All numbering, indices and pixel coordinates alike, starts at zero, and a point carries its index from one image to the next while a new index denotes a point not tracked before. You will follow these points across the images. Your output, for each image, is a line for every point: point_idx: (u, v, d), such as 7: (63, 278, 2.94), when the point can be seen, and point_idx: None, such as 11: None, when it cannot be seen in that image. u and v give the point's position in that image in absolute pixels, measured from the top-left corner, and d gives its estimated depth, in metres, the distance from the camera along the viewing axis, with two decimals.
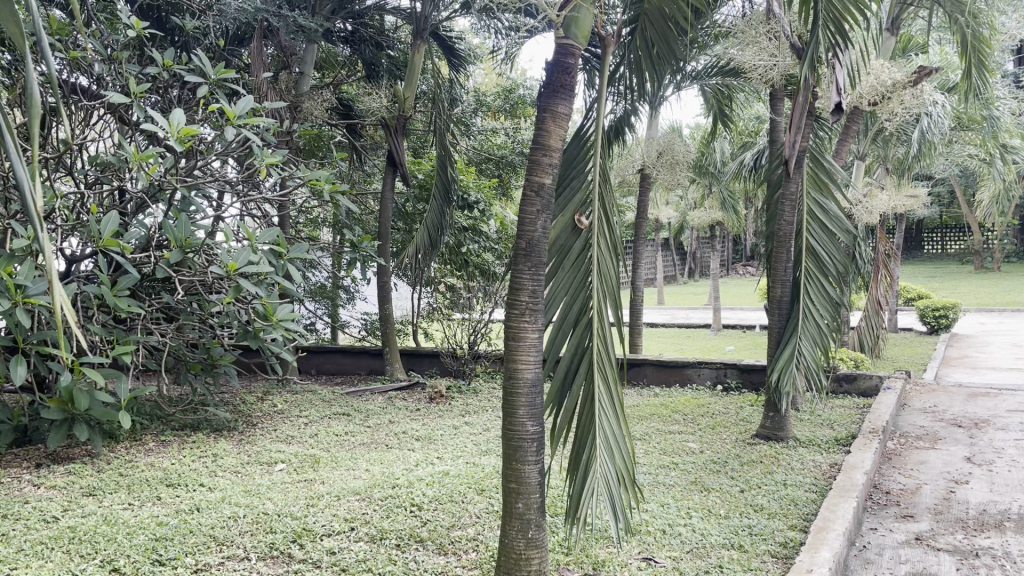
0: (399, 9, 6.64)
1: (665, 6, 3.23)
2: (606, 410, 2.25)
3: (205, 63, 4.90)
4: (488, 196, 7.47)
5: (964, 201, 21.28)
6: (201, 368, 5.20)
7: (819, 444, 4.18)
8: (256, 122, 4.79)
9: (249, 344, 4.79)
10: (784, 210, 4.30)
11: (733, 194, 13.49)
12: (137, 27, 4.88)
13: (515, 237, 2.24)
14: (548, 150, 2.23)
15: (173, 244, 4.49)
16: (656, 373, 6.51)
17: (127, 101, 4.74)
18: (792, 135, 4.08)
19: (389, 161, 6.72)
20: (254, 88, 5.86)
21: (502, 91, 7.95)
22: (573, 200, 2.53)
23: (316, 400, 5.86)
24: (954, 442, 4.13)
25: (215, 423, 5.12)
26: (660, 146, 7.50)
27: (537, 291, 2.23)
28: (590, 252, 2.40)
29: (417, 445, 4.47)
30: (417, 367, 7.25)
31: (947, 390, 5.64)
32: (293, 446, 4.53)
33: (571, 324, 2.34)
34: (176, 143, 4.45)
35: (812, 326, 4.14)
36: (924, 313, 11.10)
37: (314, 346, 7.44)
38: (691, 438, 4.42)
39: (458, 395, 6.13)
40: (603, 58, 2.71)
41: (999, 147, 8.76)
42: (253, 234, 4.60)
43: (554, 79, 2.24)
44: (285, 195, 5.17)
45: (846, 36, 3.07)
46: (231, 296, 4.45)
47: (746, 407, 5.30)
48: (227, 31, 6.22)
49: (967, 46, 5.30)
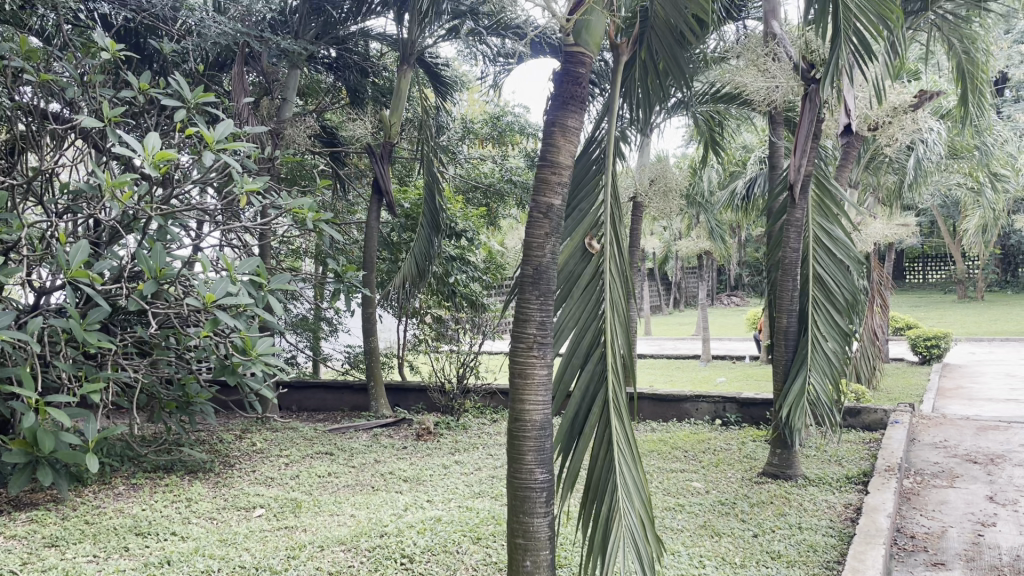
0: (385, 35, 6.50)
1: (671, 18, 3.11)
2: (623, 451, 2.01)
3: (184, 87, 4.69)
4: (476, 225, 7.28)
5: (945, 230, 21.38)
6: (175, 406, 4.94)
7: (830, 483, 3.97)
8: (237, 147, 4.58)
9: (226, 380, 4.51)
10: (790, 236, 4.08)
11: (721, 223, 13.39)
12: (113, 50, 4.66)
13: (521, 263, 2.04)
14: (557, 167, 2.04)
15: (147, 275, 4.21)
16: (651, 408, 6.30)
17: (101, 126, 4.52)
18: (798, 158, 3.92)
19: (374, 189, 6.51)
20: (236, 114, 5.67)
21: (489, 118, 7.83)
22: (581, 223, 2.38)
23: (298, 438, 5.59)
24: (972, 480, 3.94)
25: (190, 464, 4.84)
26: (652, 173, 7.37)
27: (545, 322, 2.02)
28: (601, 278, 2.23)
29: (406, 486, 4.21)
30: (403, 403, 6.98)
31: (954, 423, 5.47)
32: (273, 489, 4.26)
33: (580, 358, 2.15)
34: (151, 168, 4.21)
35: (821, 358, 3.96)
36: (915, 343, 10.95)
37: (294, 381, 7.18)
38: (696, 477, 4.20)
39: (447, 432, 5.88)
40: (615, 69, 2.58)
41: (988, 174, 8.71)
42: (232, 264, 4.37)
43: (565, 91, 2.07)
44: (266, 223, 4.94)
45: (872, 50, 2.90)
46: (209, 329, 4.18)
47: (749, 442, 5.10)
48: (207, 56, 6.04)
49: (963, 72, 5.21)
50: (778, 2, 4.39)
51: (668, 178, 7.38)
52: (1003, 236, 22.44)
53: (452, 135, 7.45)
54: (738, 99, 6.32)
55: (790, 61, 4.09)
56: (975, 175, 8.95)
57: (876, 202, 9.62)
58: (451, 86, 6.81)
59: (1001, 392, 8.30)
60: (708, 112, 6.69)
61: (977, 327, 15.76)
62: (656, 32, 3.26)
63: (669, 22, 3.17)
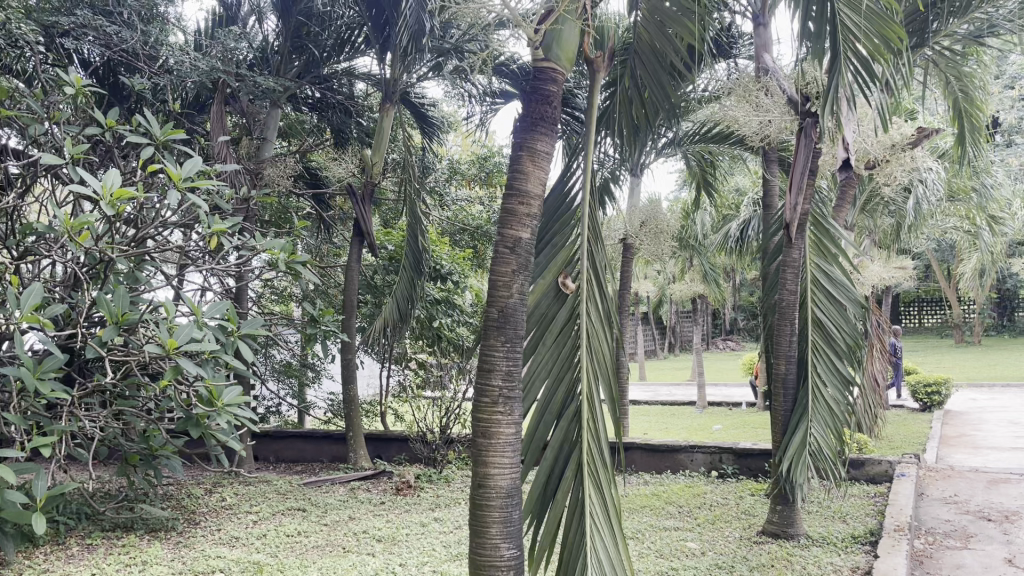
0: (369, 74, 6.35)
1: (658, 43, 2.95)
2: (599, 525, 1.84)
3: (152, 123, 4.48)
4: (462, 267, 7.07)
5: (941, 274, 21.26)
6: (139, 459, 4.63)
7: (834, 543, 3.70)
8: (205, 186, 4.32)
9: (190, 432, 4.20)
10: (787, 278, 3.86)
11: (715, 267, 13.21)
12: (78, 85, 4.45)
13: (486, 306, 2.00)
14: (525, 197, 2.04)
15: (106, 321, 3.93)
16: (644, 459, 6.01)
17: (63, 163, 4.26)
18: (795, 194, 3.73)
19: (355, 230, 6.28)
20: (212, 153, 5.49)
21: (477, 158, 7.80)
22: (555, 259, 2.22)
23: (270, 493, 5.28)
24: (988, 540, 3.67)
25: (151, 522, 4.53)
26: (643, 215, 7.17)
27: (512, 372, 1.96)
28: (577, 322, 2.07)
29: (380, 547, 3.92)
30: (384, 454, 6.68)
31: (963, 476, 5.18)
32: (236, 550, 3.95)
33: (554, 411, 1.99)
34: (108, 207, 3.95)
35: (822, 408, 3.73)
36: (915, 389, 10.66)
37: (271, 431, 6.88)
38: (691, 536, 3.92)
39: (429, 486, 5.57)
40: (594, 84, 2.43)
41: (987, 217, 8.54)
42: (199, 307, 4.10)
43: (534, 111, 2.08)
44: (241, 264, 4.68)
45: (873, 75, 2.67)
46: (170, 378, 3.88)
47: (746, 496, 4.82)
48: (185, 94, 5.86)
49: (958, 112, 5.05)
50: (770, 38, 4.23)
51: (659, 219, 7.18)
52: (999, 281, 22.28)
53: (437, 176, 7.31)
54: (730, 138, 6.12)
55: (782, 94, 3.90)
56: (972, 217, 8.78)
57: (872, 245, 9.42)
58: (438, 127, 6.65)
59: (1006, 440, 8.01)
60: (699, 152, 6.49)
61: (965, 356, 19.33)
62: (641, 56, 3.07)
63: (654, 45, 2.98)
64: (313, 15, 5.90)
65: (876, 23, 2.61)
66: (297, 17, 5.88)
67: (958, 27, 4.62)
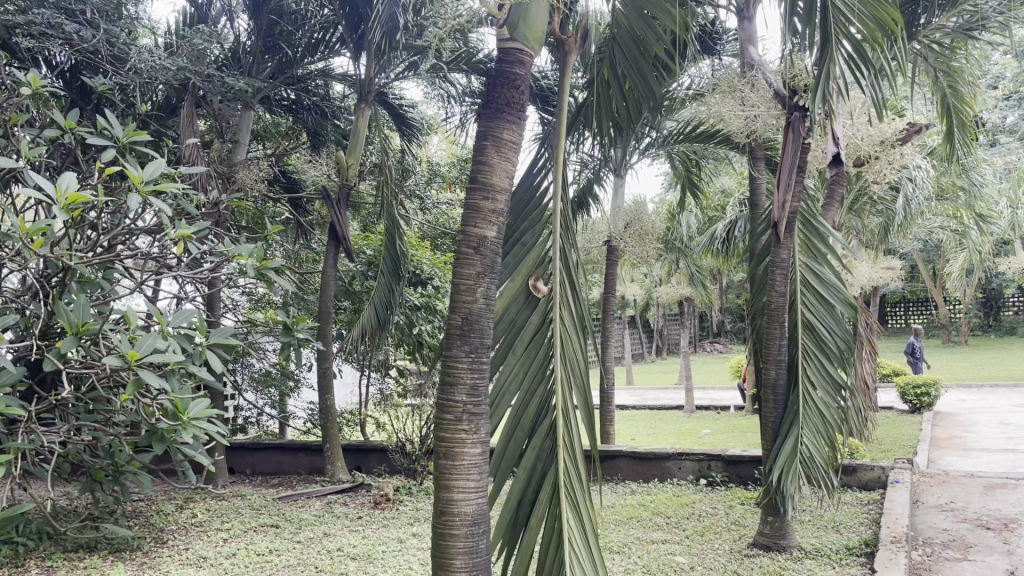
0: (345, 75, 6.17)
1: (637, 28, 2.82)
2: (577, 551, 1.68)
3: (113, 124, 4.27)
4: (443, 272, 6.90)
5: (927, 274, 21.24)
6: (104, 476, 4.42)
7: (828, 555, 3.55)
8: (168, 189, 4.12)
9: (155, 448, 3.97)
10: (776, 279, 3.72)
11: (701, 269, 13.10)
12: (34, 84, 4.22)
13: (448, 311, 1.86)
14: (489, 191, 1.90)
15: (65, 332, 3.66)
16: (631, 467, 5.85)
17: (17, 166, 4.02)
18: (783, 191, 3.60)
19: (332, 234, 6.09)
20: (181, 156, 5.30)
21: (458, 161, 7.64)
22: (526, 260, 2.07)
23: (245, 508, 5.09)
24: (988, 550, 3.53)
25: (115, 542, 4.32)
26: (628, 216, 7.03)
27: (477, 386, 1.83)
28: (551, 327, 1.92)
29: (355, 566, 3.74)
30: (364, 465, 6.50)
31: (958, 481, 5.06)
32: (203, 571, 3.76)
33: (527, 426, 1.82)
34: (64, 212, 3.70)
35: (813, 415, 3.58)
36: (905, 391, 10.56)
37: (247, 443, 6.68)
38: (679, 549, 3.75)
39: (409, 499, 5.39)
40: (565, 67, 2.28)
41: (976, 216, 8.45)
42: (163, 316, 3.89)
43: (500, 95, 1.94)
44: (210, 269, 4.48)
45: (867, 62, 2.54)
46: (133, 391, 3.63)
47: (736, 505, 4.67)
48: (153, 95, 5.66)
49: (946, 108, 4.94)
50: (754, 31, 4.09)
51: (645, 220, 7.03)
52: (985, 281, 22.28)
53: (417, 179, 7.15)
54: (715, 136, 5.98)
55: (768, 88, 3.76)
56: (961, 215, 8.70)
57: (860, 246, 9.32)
58: (417, 129, 6.48)
59: (997, 442, 7.91)
60: (683, 153, 6.36)
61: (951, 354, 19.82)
62: (620, 44, 2.93)
63: (634, 30, 2.84)
64: (285, 13, 5.74)
65: (869, 5, 2.45)
66: (269, 16, 5.73)
67: (947, 21, 4.49)
